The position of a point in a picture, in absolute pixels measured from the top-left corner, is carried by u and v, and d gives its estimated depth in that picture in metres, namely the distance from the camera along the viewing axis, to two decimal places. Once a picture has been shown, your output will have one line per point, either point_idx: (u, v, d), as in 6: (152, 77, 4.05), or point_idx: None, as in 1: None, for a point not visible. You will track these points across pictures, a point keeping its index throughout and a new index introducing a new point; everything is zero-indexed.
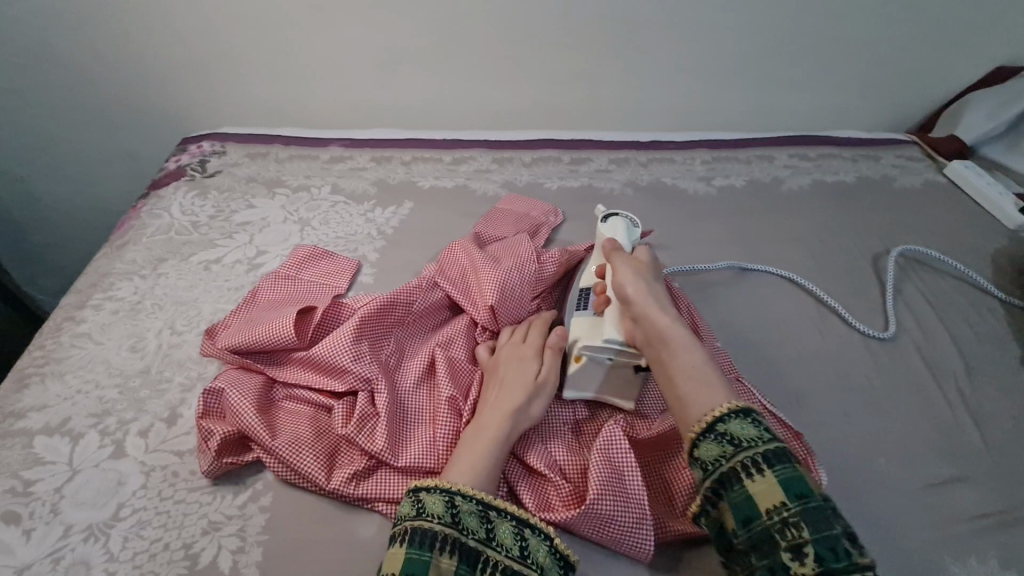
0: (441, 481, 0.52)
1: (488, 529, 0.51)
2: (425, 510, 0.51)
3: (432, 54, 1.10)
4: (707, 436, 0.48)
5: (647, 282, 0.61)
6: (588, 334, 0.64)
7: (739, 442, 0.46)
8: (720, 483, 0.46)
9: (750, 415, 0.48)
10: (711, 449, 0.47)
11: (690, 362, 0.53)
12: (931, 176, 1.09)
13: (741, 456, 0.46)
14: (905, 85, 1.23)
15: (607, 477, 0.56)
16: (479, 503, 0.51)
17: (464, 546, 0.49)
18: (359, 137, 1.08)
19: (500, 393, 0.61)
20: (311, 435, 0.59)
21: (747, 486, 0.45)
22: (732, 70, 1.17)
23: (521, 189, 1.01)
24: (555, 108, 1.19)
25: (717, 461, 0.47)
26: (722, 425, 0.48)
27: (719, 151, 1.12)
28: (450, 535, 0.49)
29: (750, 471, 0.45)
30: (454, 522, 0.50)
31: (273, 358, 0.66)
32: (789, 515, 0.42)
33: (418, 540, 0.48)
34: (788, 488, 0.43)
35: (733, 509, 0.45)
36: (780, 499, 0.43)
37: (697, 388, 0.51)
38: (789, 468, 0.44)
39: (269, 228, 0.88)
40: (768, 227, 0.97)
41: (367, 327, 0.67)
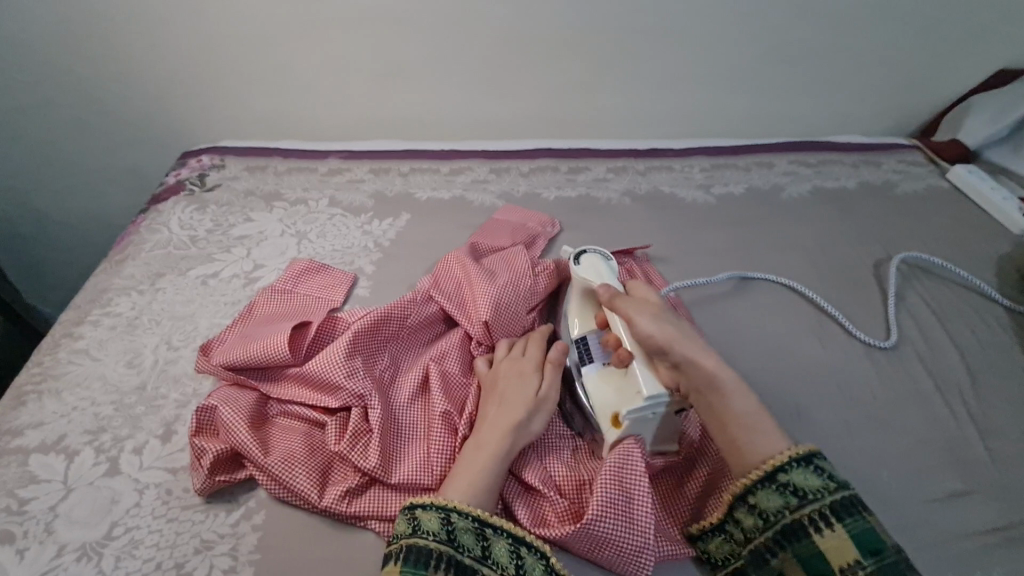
0: (438, 498, 0.52)
1: (483, 546, 0.50)
2: (421, 528, 0.50)
3: (428, 67, 1.11)
4: (768, 485, 0.52)
5: (674, 324, 0.61)
6: (620, 397, 0.59)
7: (803, 495, 0.51)
8: (784, 534, 0.50)
9: (812, 463, 0.52)
10: (774, 499, 0.52)
11: (742, 405, 0.56)
12: (934, 181, 1.08)
13: (807, 509, 0.50)
14: (907, 88, 1.22)
15: (615, 496, 0.54)
16: (475, 520, 0.51)
17: (459, 563, 0.49)
18: (356, 149, 1.09)
19: (498, 410, 0.60)
20: (304, 452, 0.59)
21: (818, 541, 0.49)
22: (731, 77, 1.16)
23: (518, 199, 1.01)
24: (554, 117, 1.19)
25: (780, 513, 0.51)
26: (783, 475, 0.52)
27: (718, 158, 1.12)
28: (446, 553, 0.49)
29: (819, 526, 0.49)
30: (450, 539, 0.50)
31: (266, 374, 0.65)
32: (865, 574, 0.46)
33: (414, 559, 0.48)
34: (860, 543, 0.47)
35: (801, 561, 0.49)
36: (853, 556, 0.47)
37: (756, 436, 0.54)
38: (858, 523, 0.48)
39: (266, 241, 0.88)
40: (768, 235, 0.96)
41: (361, 343, 0.66)
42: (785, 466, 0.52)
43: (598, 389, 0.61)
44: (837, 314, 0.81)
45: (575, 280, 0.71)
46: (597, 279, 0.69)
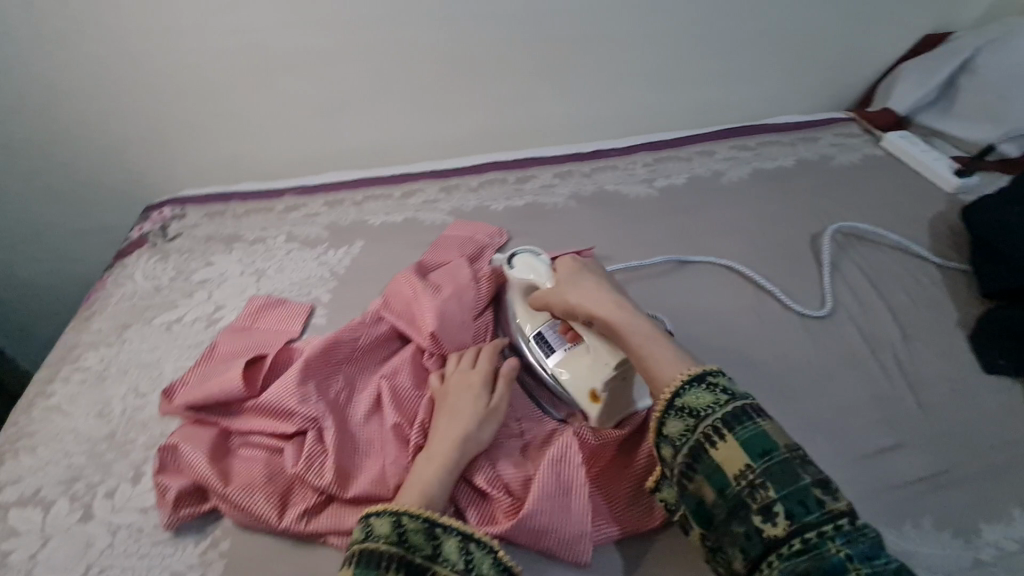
0: (389, 504, 0.55)
1: (434, 544, 0.52)
2: (372, 532, 0.53)
3: (371, 98, 1.15)
4: (670, 412, 0.52)
5: (598, 292, 0.66)
6: (590, 375, 0.66)
7: (698, 412, 0.50)
8: (691, 456, 0.49)
9: (705, 381, 0.52)
10: (675, 424, 0.51)
11: (651, 343, 0.58)
12: (869, 150, 1.12)
13: (703, 426, 0.49)
14: (838, 63, 1.26)
15: (551, 491, 0.58)
16: (424, 520, 0.53)
17: (409, 561, 0.50)
18: (311, 184, 1.13)
19: (449, 420, 0.63)
20: (264, 477, 0.62)
21: (712, 456, 0.48)
22: (665, 73, 1.20)
23: (468, 214, 1.05)
24: (500, 130, 1.23)
25: (684, 436, 0.50)
26: (678, 399, 0.52)
27: (659, 153, 1.16)
28: (396, 553, 0.51)
29: (713, 440, 0.48)
30: (400, 540, 0.52)
31: (226, 409, 0.69)
32: (755, 477, 0.46)
33: (364, 561, 0.50)
34: (750, 449, 0.47)
35: (708, 479, 0.48)
36: (745, 463, 0.46)
37: (662, 363, 0.56)
38: (749, 427, 0.48)
39: (227, 282, 0.92)
40: (709, 221, 0.99)
41: (313, 369, 0.70)
42: (680, 389, 0.52)
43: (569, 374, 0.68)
44: (771, 288, 0.84)
45: (515, 282, 0.77)
46: (537, 276, 0.73)
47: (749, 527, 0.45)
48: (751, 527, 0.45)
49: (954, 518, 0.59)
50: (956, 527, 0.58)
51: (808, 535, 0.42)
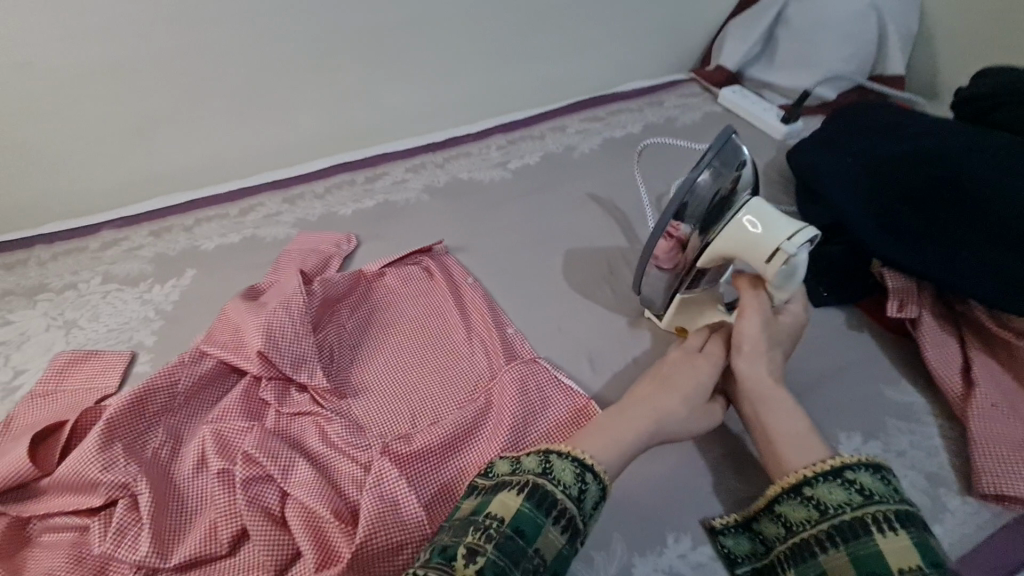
0: (573, 451, 0.53)
1: (594, 516, 0.51)
2: (557, 475, 0.50)
3: (187, 110, 1.03)
4: (830, 479, 0.51)
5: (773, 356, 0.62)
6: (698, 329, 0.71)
7: (870, 495, 0.49)
8: (841, 529, 0.48)
9: (883, 472, 0.51)
10: (838, 493, 0.50)
11: (795, 430, 0.57)
12: (708, 108, 1.16)
13: (872, 508, 0.48)
14: (673, 27, 1.29)
15: (379, 511, 0.55)
16: (603, 486, 0.52)
17: (571, 522, 0.49)
18: (133, 214, 1.01)
19: (664, 395, 0.60)
20: (65, 566, 0.54)
21: (876, 541, 0.47)
22: (508, 52, 1.18)
23: (315, 223, 0.97)
24: (345, 129, 1.16)
25: (841, 507, 0.49)
26: (851, 474, 0.50)
27: (513, 134, 1.13)
28: (566, 508, 0.49)
29: (882, 528, 0.47)
30: (573, 496, 0.50)
31: (20, 495, 0.59)
32: None
33: (536, 500, 0.48)
34: (924, 554, 0.45)
35: (854, 557, 0.47)
36: (915, 563, 0.45)
37: (802, 451, 0.54)
38: (923, 534, 0.46)
39: (29, 342, 0.80)
40: (563, 196, 0.98)
41: (122, 428, 0.61)
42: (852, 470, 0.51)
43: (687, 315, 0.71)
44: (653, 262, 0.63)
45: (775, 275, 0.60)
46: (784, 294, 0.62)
47: None
48: None
49: None
50: None
51: None
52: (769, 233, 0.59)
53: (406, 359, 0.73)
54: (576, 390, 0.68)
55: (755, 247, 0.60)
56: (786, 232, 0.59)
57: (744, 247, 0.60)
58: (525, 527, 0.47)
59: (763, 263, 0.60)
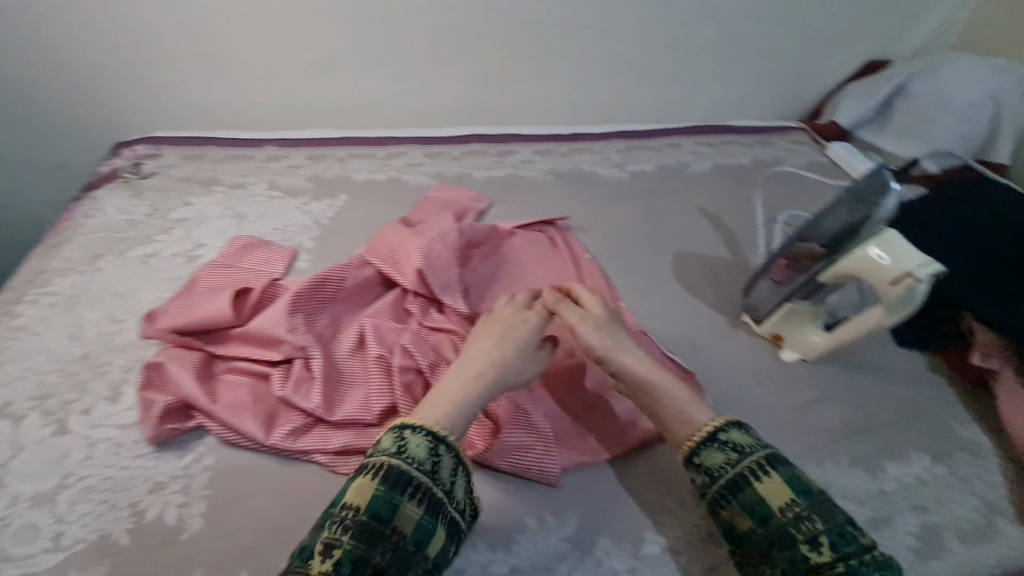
0: (425, 424, 0.56)
1: (453, 483, 0.54)
2: (406, 452, 0.53)
3: (359, 60, 1.16)
4: (710, 445, 0.59)
5: (615, 337, 0.68)
6: (792, 340, 0.78)
7: (741, 449, 0.58)
8: (728, 487, 0.56)
9: (741, 427, 0.61)
10: (717, 456, 0.58)
11: (679, 402, 0.63)
12: (815, 157, 1.24)
13: (747, 461, 0.57)
14: (793, 79, 1.38)
15: (514, 415, 0.64)
16: (456, 456, 0.55)
17: (433, 494, 0.52)
18: (293, 137, 1.13)
19: (498, 357, 0.64)
20: (249, 400, 0.64)
21: (757, 488, 0.55)
22: (642, 69, 1.28)
23: (451, 180, 1.08)
24: (485, 106, 1.27)
25: (723, 467, 0.57)
26: (722, 435, 0.59)
27: (632, 141, 1.23)
28: (423, 480, 0.52)
29: (758, 475, 0.56)
30: (429, 469, 0.53)
31: (212, 337, 0.70)
32: (801, 510, 0.53)
33: (389, 481, 0.51)
34: (795, 486, 0.55)
35: (748, 508, 0.55)
36: (790, 497, 0.54)
37: (682, 418, 0.62)
38: (787, 470, 0.56)
39: (206, 223, 0.92)
40: (675, 204, 1.07)
41: (302, 302, 0.72)
42: (722, 429, 0.60)
43: (782, 325, 0.78)
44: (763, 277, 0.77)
45: (894, 299, 0.64)
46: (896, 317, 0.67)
47: (793, 554, 0.52)
48: (795, 554, 0.52)
49: (867, 458, 0.68)
50: (869, 466, 0.67)
51: (850, 562, 0.51)
52: (895, 262, 0.63)
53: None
54: (684, 365, 0.77)
55: (879, 273, 0.64)
56: (910, 261, 0.63)
57: (867, 271, 0.65)
58: (384, 507, 0.50)
59: (885, 286, 0.64)
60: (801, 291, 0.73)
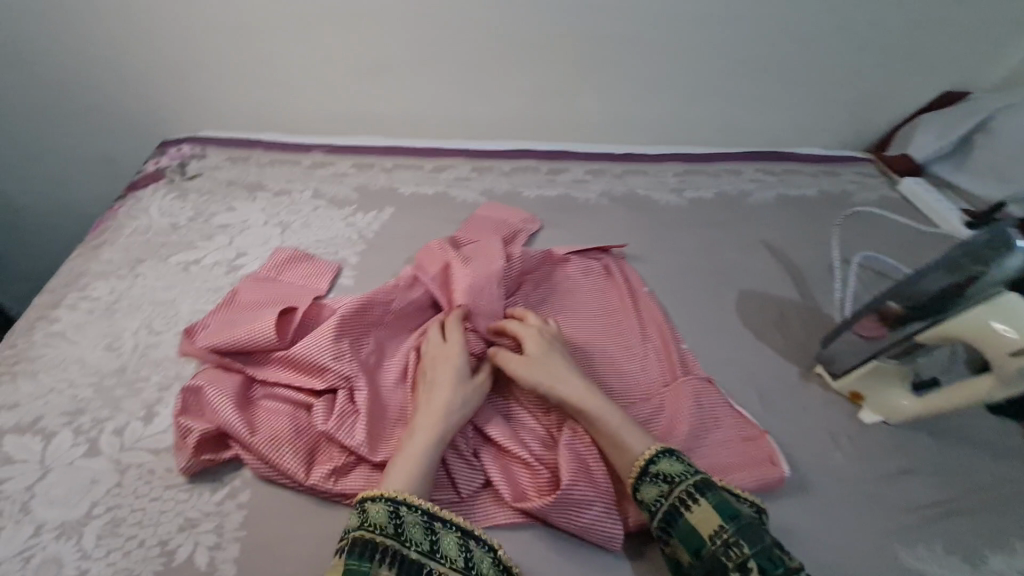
0: (383, 491, 0.52)
1: (431, 541, 0.50)
2: (368, 520, 0.50)
3: (412, 66, 1.13)
4: (646, 479, 0.57)
5: (547, 364, 0.65)
6: (875, 400, 0.71)
7: (671, 478, 0.55)
8: (666, 521, 0.54)
9: (674, 453, 0.58)
10: (651, 490, 0.56)
11: (618, 428, 0.60)
12: (886, 193, 1.16)
13: (677, 491, 0.54)
14: (863, 107, 1.31)
15: (575, 467, 0.59)
16: (424, 513, 0.51)
17: (405, 557, 0.48)
18: (339, 143, 1.09)
19: (441, 398, 0.61)
20: (289, 432, 0.60)
21: (687, 518, 0.53)
22: (703, 89, 1.22)
23: (500, 197, 1.03)
24: (537, 120, 1.23)
25: (658, 501, 0.55)
26: (653, 467, 0.57)
27: (690, 164, 1.16)
28: (392, 546, 0.48)
29: (688, 503, 0.53)
30: (398, 532, 0.49)
31: (252, 358, 0.66)
32: (727, 537, 0.50)
33: (359, 553, 0.47)
34: (721, 511, 0.52)
35: (682, 541, 0.52)
36: (717, 524, 0.51)
37: (623, 447, 0.59)
38: (714, 494, 0.53)
39: (249, 231, 0.89)
40: (738, 236, 1.00)
41: (348, 326, 0.67)
42: (655, 458, 0.57)
43: (866, 383, 0.71)
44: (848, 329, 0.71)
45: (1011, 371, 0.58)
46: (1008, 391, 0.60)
47: None
48: None
49: (963, 545, 0.61)
50: (965, 555, 0.60)
51: None
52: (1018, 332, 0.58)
53: (599, 342, 0.77)
54: (755, 421, 0.70)
55: (997, 342, 0.58)
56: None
57: (982, 338, 0.59)
58: None
59: (1003, 358, 0.58)
60: (894, 350, 0.67)
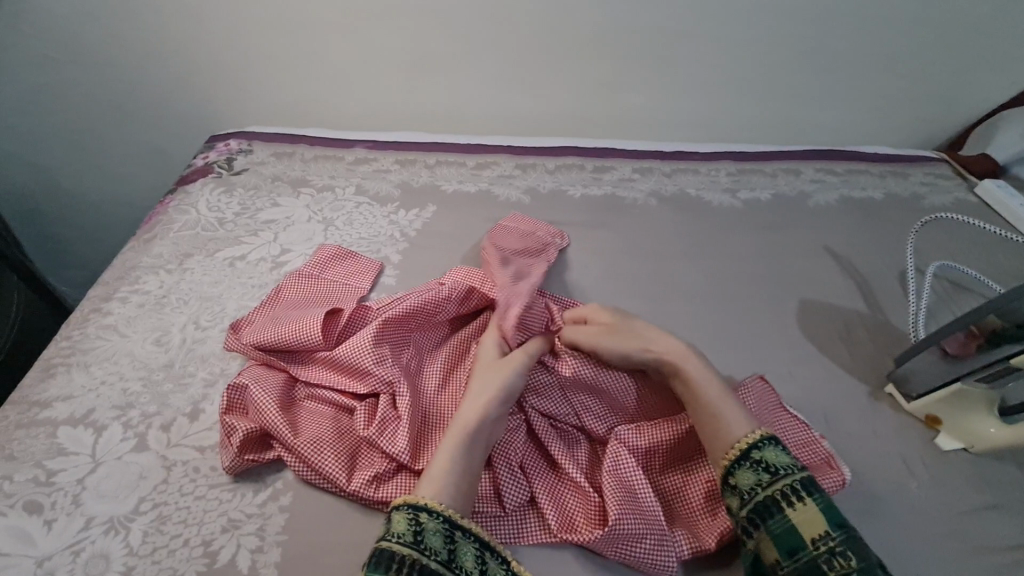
0: (409, 497, 0.50)
1: (449, 551, 0.47)
2: (388, 530, 0.48)
3: (456, 61, 1.11)
4: (742, 464, 0.54)
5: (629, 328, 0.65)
6: (955, 426, 0.66)
7: (774, 471, 0.53)
8: (760, 511, 0.51)
9: (779, 444, 0.55)
10: (748, 477, 0.53)
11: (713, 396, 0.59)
12: (963, 195, 1.07)
13: (780, 484, 0.52)
14: (936, 102, 1.21)
15: (622, 497, 0.55)
16: (445, 520, 0.48)
17: (423, 566, 0.45)
18: (382, 139, 1.08)
19: (478, 391, 0.59)
20: (331, 435, 0.59)
21: (789, 515, 0.50)
22: (758, 83, 1.16)
23: (544, 195, 1.00)
24: (580, 115, 1.19)
25: (754, 490, 0.52)
26: (756, 453, 0.54)
27: (744, 163, 1.10)
28: (410, 556, 0.46)
29: (792, 500, 0.51)
30: (417, 541, 0.47)
31: (296, 357, 0.66)
32: (834, 543, 0.48)
33: (375, 563, 0.45)
34: (828, 517, 0.49)
35: (775, 535, 0.50)
36: (824, 528, 0.49)
37: (721, 416, 0.57)
38: (824, 498, 0.50)
39: (293, 227, 0.89)
40: (797, 241, 0.95)
41: (391, 330, 0.66)
42: (758, 444, 0.55)
43: (944, 406, 0.66)
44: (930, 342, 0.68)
45: None
46: None
47: None
48: None
49: None
50: None
51: None
52: None
53: None
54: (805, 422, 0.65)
55: None
56: None
57: None
58: None
59: None
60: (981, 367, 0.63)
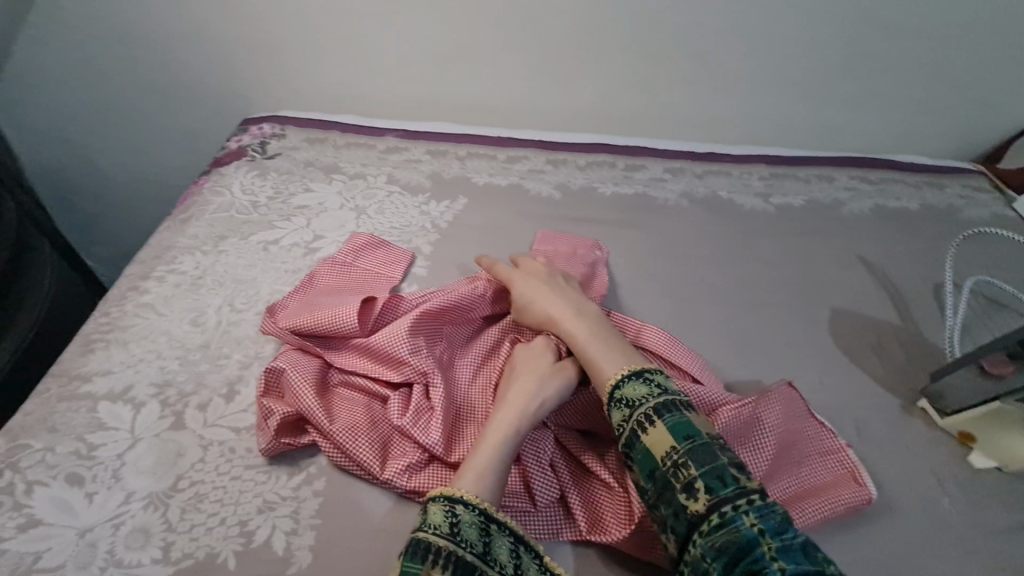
0: (446, 489, 0.50)
1: (484, 544, 0.48)
2: (425, 520, 0.48)
3: (490, 52, 1.10)
4: (611, 404, 0.56)
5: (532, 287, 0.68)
6: (989, 442, 0.65)
7: (632, 403, 0.55)
8: (626, 445, 0.53)
9: (642, 377, 0.57)
10: (615, 415, 0.55)
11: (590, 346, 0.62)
12: (999, 210, 1.05)
13: (638, 414, 0.53)
14: (976, 113, 1.19)
15: None
16: (480, 513, 0.49)
17: (459, 559, 0.45)
18: (414, 129, 1.08)
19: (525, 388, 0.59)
20: (365, 423, 0.59)
21: (644, 440, 0.52)
22: (795, 86, 1.14)
23: (574, 192, 1.00)
24: (612, 111, 1.17)
25: (621, 425, 0.54)
26: (616, 391, 0.56)
27: (777, 167, 1.09)
28: (446, 547, 0.46)
29: (644, 426, 0.52)
30: (452, 533, 0.47)
31: (330, 344, 0.66)
32: (679, 457, 0.50)
33: (412, 553, 0.45)
34: (675, 433, 0.51)
35: (640, 464, 0.52)
36: (670, 444, 0.50)
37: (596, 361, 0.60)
38: (673, 417, 0.52)
39: (326, 213, 0.89)
40: (829, 249, 0.93)
41: (426, 323, 0.66)
42: (620, 382, 0.57)
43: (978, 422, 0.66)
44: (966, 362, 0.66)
45: None
46: None
47: (675, 508, 0.48)
48: (676, 505, 0.48)
49: None
50: None
51: (724, 509, 0.46)
52: None
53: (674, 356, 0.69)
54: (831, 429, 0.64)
55: None
56: None
57: None
58: None
59: None
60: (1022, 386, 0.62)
